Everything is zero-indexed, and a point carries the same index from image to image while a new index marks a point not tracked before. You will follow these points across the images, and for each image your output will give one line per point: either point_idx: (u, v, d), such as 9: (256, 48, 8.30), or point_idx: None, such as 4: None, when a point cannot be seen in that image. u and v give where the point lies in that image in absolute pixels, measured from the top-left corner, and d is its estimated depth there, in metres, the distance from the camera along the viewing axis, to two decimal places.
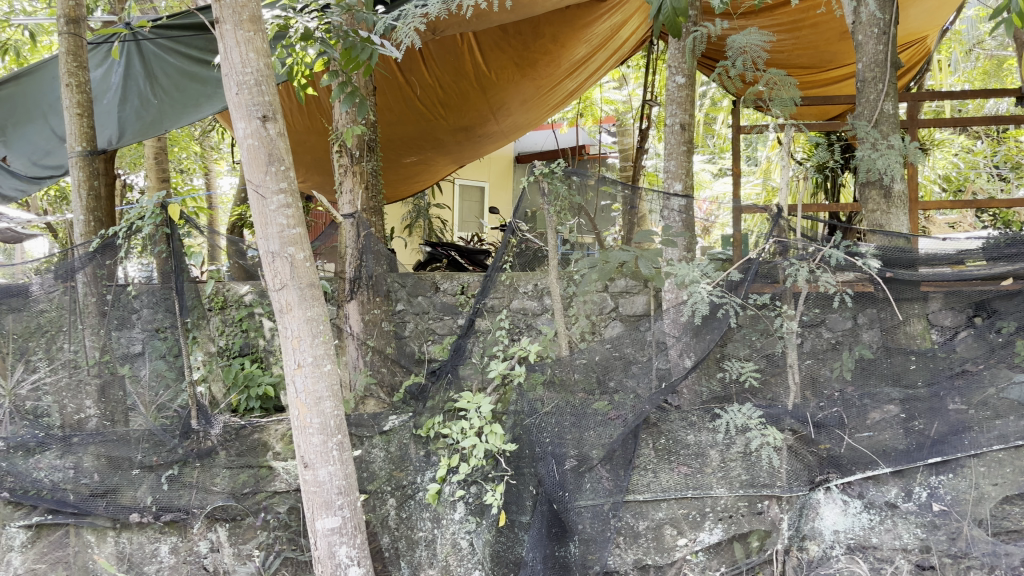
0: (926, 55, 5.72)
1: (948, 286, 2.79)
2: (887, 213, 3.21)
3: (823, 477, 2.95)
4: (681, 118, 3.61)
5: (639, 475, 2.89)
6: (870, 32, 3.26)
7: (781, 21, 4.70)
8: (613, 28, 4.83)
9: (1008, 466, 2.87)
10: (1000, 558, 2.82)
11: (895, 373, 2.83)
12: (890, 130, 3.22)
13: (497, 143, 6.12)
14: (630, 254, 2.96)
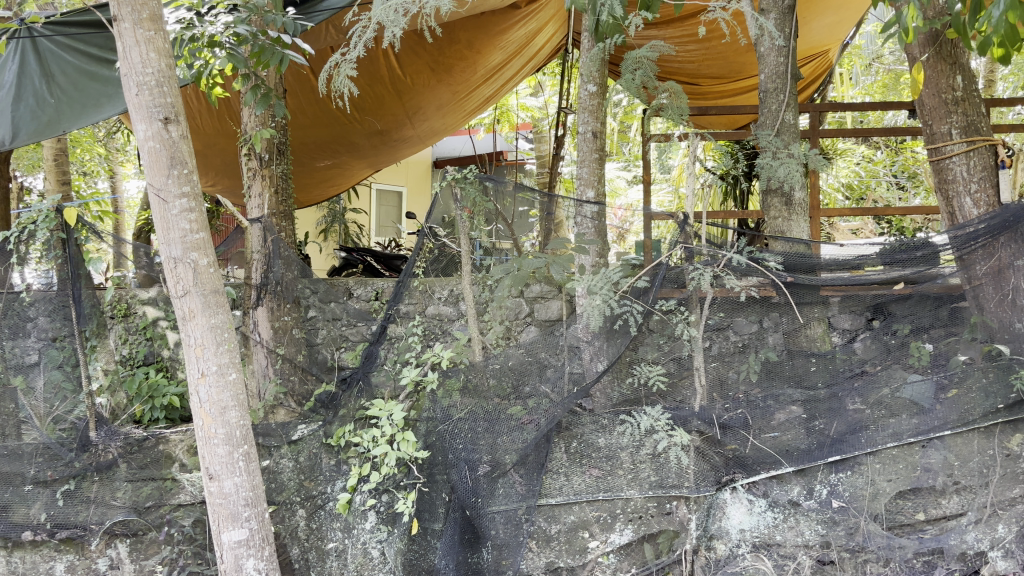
0: (828, 67, 5.93)
1: (846, 290, 2.90)
2: (788, 220, 3.31)
3: (729, 477, 2.99)
4: (593, 126, 3.66)
5: (551, 478, 2.93)
6: (772, 44, 3.38)
7: (689, 33, 4.85)
8: (528, 36, 4.89)
9: (902, 462, 2.98)
10: (894, 551, 2.91)
11: (797, 375, 2.92)
12: (791, 140, 3.32)
13: (414, 148, 6.08)
14: (543, 261, 3.06)
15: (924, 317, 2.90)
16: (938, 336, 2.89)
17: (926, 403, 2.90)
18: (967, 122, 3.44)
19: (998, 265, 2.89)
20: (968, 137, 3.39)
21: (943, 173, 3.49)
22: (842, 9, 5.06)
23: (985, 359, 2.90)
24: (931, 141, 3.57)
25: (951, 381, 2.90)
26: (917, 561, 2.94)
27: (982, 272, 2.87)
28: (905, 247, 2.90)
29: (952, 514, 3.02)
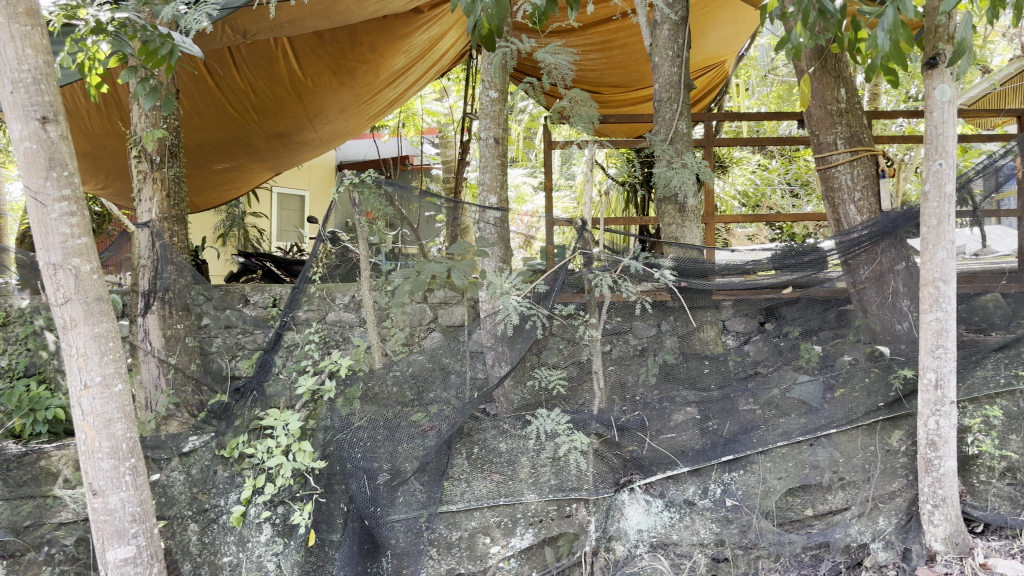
0: (724, 78, 6.11)
1: (737, 294, 3.00)
2: (682, 226, 3.38)
3: (627, 478, 3.05)
4: (495, 132, 3.67)
5: (452, 485, 2.93)
6: (666, 54, 3.45)
7: (593, 41, 4.90)
8: (432, 40, 4.87)
9: (791, 461, 3.10)
10: (783, 547, 3.01)
11: (691, 377, 2.99)
12: (684, 148, 3.40)
13: (315, 151, 5.98)
14: (444, 266, 2.98)
15: (813, 319, 3.03)
16: (826, 337, 3.01)
17: (815, 402, 3.01)
18: (851, 132, 3.60)
19: (880, 268, 3.02)
20: (852, 147, 3.55)
21: (830, 182, 3.65)
22: (737, 21, 5.23)
23: (868, 359, 3.03)
24: (818, 150, 3.71)
25: (837, 381, 3.00)
26: (806, 555, 3.05)
27: (866, 276, 3.00)
28: (794, 252, 2.98)
29: (838, 509, 3.16)
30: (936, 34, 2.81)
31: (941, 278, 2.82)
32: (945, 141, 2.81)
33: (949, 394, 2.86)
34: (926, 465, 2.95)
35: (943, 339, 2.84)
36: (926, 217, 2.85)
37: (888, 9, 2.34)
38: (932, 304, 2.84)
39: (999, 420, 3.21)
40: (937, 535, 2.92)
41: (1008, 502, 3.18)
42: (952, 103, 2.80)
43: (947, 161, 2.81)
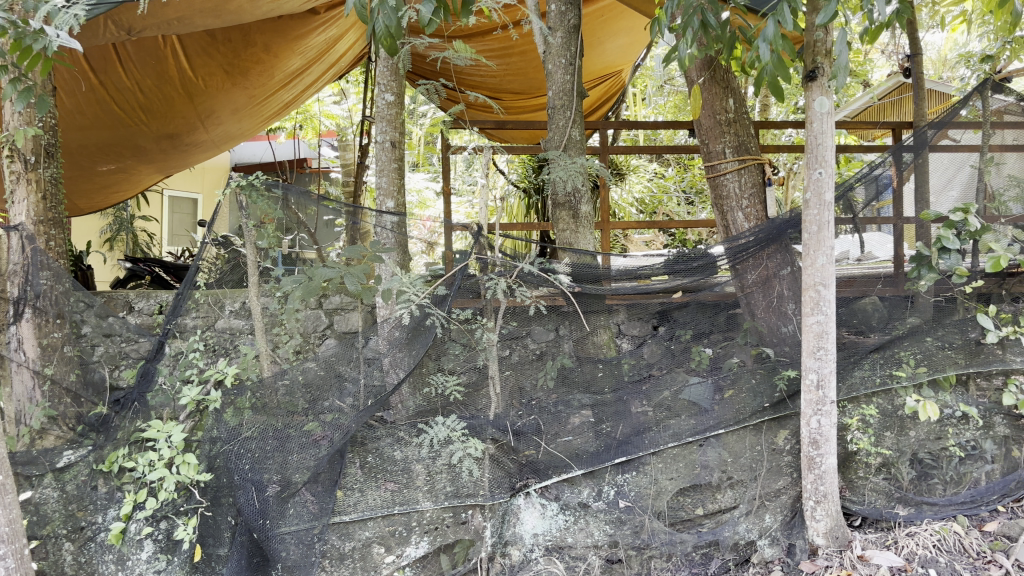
0: (620, 87, 6.23)
1: (629, 299, 3.04)
2: (575, 232, 3.42)
3: (522, 483, 3.06)
4: (391, 135, 3.63)
5: (344, 495, 2.85)
6: (559, 62, 3.48)
7: (493, 47, 4.91)
8: (329, 42, 4.79)
9: (681, 461, 3.15)
10: (676, 546, 3.06)
11: (585, 381, 3.03)
12: (577, 155, 3.44)
13: (207, 153, 5.80)
14: (336, 272, 2.89)
15: (704, 322, 3.10)
16: (716, 340, 3.09)
17: (705, 403, 3.10)
18: (738, 142, 3.72)
19: (766, 273, 3.12)
20: (739, 156, 3.67)
21: (718, 190, 3.76)
22: (632, 32, 5.33)
23: (755, 361, 3.13)
24: (707, 158, 3.81)
25: (726, 382, 3.10)
26: (696, 553, 3.09)
27: (753, 280, 3.10)
28: (685, 258, 3.07)
29: (726, 508, 3.21)
30: (814, 49, 2.92)
31: (822, 282, 2.94)
32: (824, 151, 2.93)
33: (829, 394, 2.99)
34: (809, 463, 3.07)
35: (824, 341, 2.97)
36: (807, 223, 2.96)
37: (769, 22, 2.43)
38: (813, 307, 2.97)
39: (875, 419, 3.34)
40: (818, 530, 3.06)
41: (883, 496, 3.31)
42: (830, 114, 2.92)
43: (826, 170, 2.93)
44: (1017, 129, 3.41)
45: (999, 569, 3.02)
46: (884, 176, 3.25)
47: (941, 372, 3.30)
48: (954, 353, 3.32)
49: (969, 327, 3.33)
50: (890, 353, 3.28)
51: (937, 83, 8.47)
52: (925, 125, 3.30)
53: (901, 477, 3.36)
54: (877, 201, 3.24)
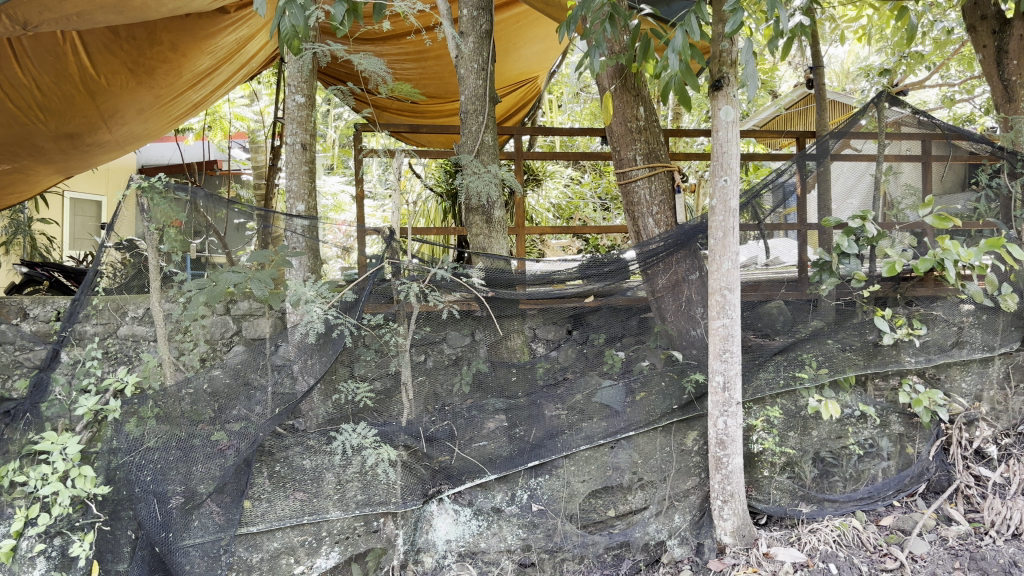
0: (536, 93, 6.27)
1: (543, 304, 3.05)
2: (489, 237, 3.43)
3: (435, 489, 3.04)
4: (302, 138, 3.57)
5: (252, 505, 2.80)
6: (472, 67, 3.47)
7: (408, 50, 4.89)
8: (239, 42, 4.69)
9: (593, 463, 3.20)
10: (588, 548, 3.11)
11: (500, 385, 3.02)
12: (490, 160, 3.44)
13: (111, 153, 5.57)
14: (241, 276, 2.92)
15: (616, 326, 3.13)
16: (628, 344, 3.13)
17: (616, 406, 3.14)
18: (649, 149, 3.79)
19: (676, 277, 3.20)
20: (650, 163, 3.75)
21: (630, 196, 3.82)
22: (547, 38, 5.37)
23: (665, 364, 3.18)
24: (619, 165, 3.87)
25: (637, 384, 3.15)
26: (608, 554, 3.13)
27: (663, 284, 3.17)
28: (598, 263, 3.10)
29: (638, 508, 3.29)
30: (721, 59, 2.98)
31: (728, 287, 3.01)
32: (729, 159, 2.99)
33: (735, 395, 3.08)
34: (717, 464, 3.14)
35: (729, 344, 3.04)
36: (713, 230, 3.03)
37: (677, 34, 2.45)
38: (719, 311, 3.04)
39: (779, 420, 3.46)
40: (725, 528, 3.14)
41: (788, 494, 3.42)
42: (735, 123, 3.00)
43: (731, 178, 3.01)
44: (910, 140, 3.60)
45: (894, 561, 3.14)
46: (789, 183, 3.35)
47: (841, 374, 3.42)
48: (853, 354, 3.44)
49: (867, 329, 3.45)
50: (793, 355, 3.38)
51: (840, 94, 8.82)
52: (826, 135, 3.41)
53: (804, 475, 3.48)
54: (783, 208, 3.35)
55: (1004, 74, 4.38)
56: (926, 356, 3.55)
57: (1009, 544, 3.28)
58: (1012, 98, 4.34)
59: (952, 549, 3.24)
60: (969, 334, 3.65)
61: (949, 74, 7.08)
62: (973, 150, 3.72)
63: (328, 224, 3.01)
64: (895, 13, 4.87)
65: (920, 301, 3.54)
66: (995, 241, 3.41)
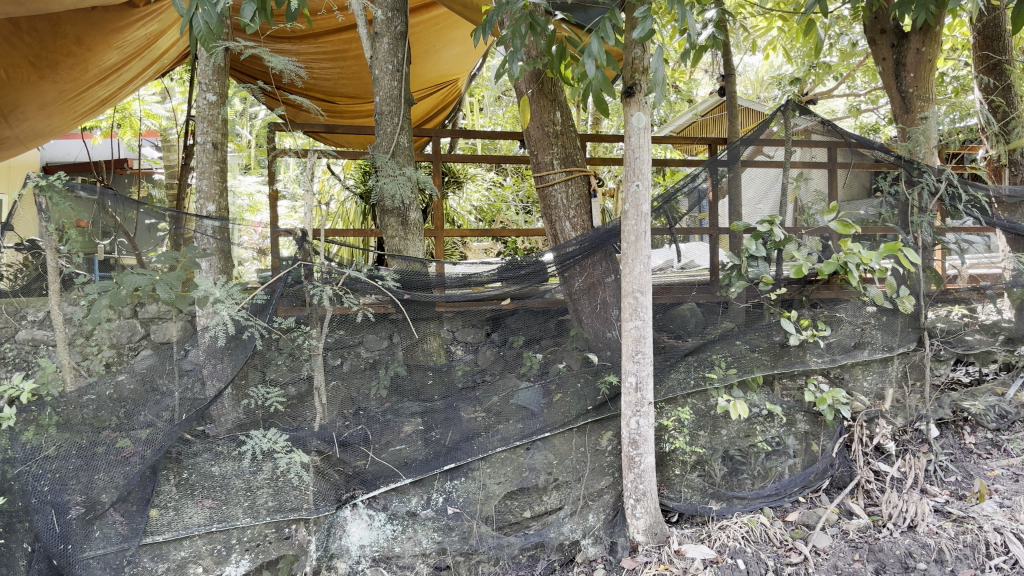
0: (457, 94, 6.25)
1: (459, 307, 3.04)
2: (405, 239, 3.40)
3: (349, 494, 3.00)
4: (213, 137, 3.48)
5: (158, 514, 2.71)
6: (386, 68, 3.45)
7: (326, 49, 4.82)
8: (149, 37, 4.56)
9: (508, 466, 3.24)
10: (502, 549, 3.13)
11: (415, 389, 3.00)
12: (406, 162, 3.41)
13: (11, 150, 5.31)
14: (146, 278, 2.79)
15: (535, 328, 3.16)
16: (546, 346, 3.16)
17: (534, 407, 3.16)
18: (565, 154, 3.84)
19: (591, 279, 3.25)
20: (567, 168, 3.79)
21: (548, 200, 3.85)
22: (466, 41, 5.35)
23: (580, 365, 3.24)
24: (535, 169, 3.90)
25: (554, 386, 3.18)
26: (523, 555, 3.17)
27: (580, 286, 3.21)
28: (515, 265, 3.09)
29: (552, 509, 3.36)
30: (632, 66, 3.05)
31: (640, 289, 3.08)
32: (641, 164, 3.05)
33: (647, 395, 3.14)
34: (629, 463, 3.19)
35: (641, 345, 3.11)
36: (626, 233, 3.09)
37: (593, 39, 2.49)
38: (632, 313, 3.10)
39: (689, 419, 3.55)
40: (638, 527, 3.19)
41: (698, 492, 3.49)
42: (646, 130, 3.06)
43: (642, 183, 3.06)
44: (817, 148, 3.73)
45: (798, 555, 3.25)
46: (702, 188, 3.43)
47: (749, 373, 3.54)
48: (761, 354, 3.56)
49: (774, 331, 3.57)
50: (703, 356, 3.47)
51: (753, 101, 9.06)
52: (738, 142, 3.51)
53: (714, 473, 3.58)
54: (696, 211, 3.43)
55: (902, 86, 4.57)
56: (831, 356, 3.68)
57: (905, 535, 3.38)
58: (909, 109, 4.54)
59: (852, 542, 3.36)
60: (871, 335, 3.78)
61: (854, 84, 7.36)
62: (876, 158, 3.87)
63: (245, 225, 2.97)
64: (801, 25, 5.04)
65: (823, 303, 3.68)
66: (893, 245, 3.52)
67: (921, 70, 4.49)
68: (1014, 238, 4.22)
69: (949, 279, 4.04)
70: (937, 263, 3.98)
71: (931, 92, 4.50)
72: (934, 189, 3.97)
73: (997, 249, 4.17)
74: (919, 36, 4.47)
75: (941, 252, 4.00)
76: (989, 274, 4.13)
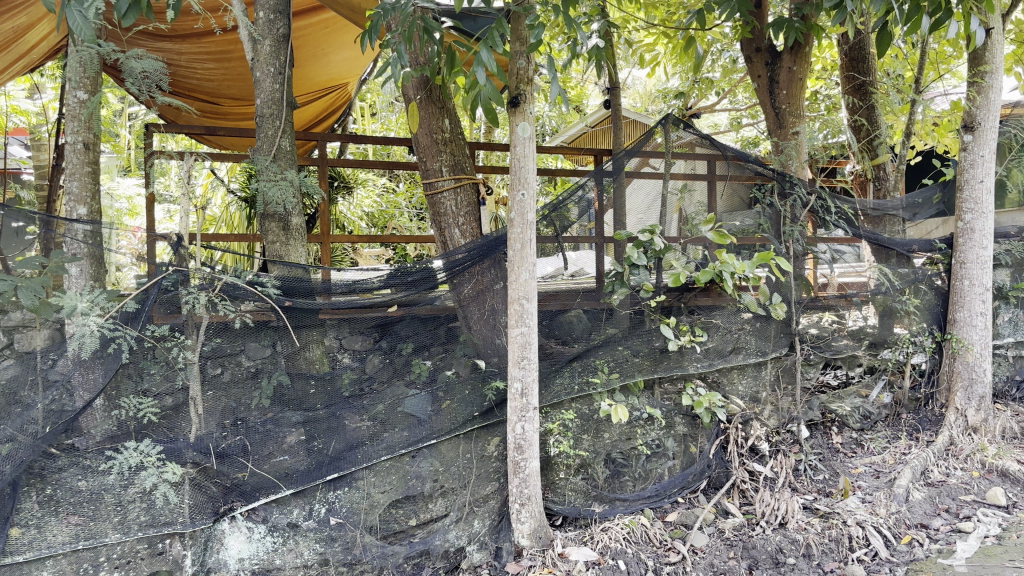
0: (348, 98, 6.18)
1: (342, 314, 2.99)
2: (286, 245, 3.35)
3: (227, 507, 2.92)
4: (84, 137, 3.33)
5: (17, 533, 2.57)
6: (268, 70, 3.38)
7: (210, 50, 4.65)
8: (15, 31, 4.32)
9: (393, 474, 3.23)
10: (386, 558, 3.10)
11: (298, 398, 2.94)
12: (287, 165, 3.35)
13: None
14: (8, 284, 2.51)
15: (424, 335, 3.15)
16: (435, 353, 3.17)
17: (421, 414, 3.17)
18: (454, 161, 3.85)
19: (480, 286, 3.29)
20: (456, 175, 3.81)
21: (435, 207, 3.85)
22: (357, 46, 5.29)
23: (468, 372, 3.28)
24: (424, 176, 3.89)
25: (442, 393, 3.19)
26: (407, 564, 3.13)
27: (469, 292, 3.25)
28: (402, 271, 3.09)
29: (438, 517, 3.33)
30: (518, 77, 3.08)
31: (525, 296, 3.12)
32: (526, 174, 3.09)
33: (532, 400, 3.19)
34: (514, 468, 3.23)
35: (527, 351, 3.15)
36: (512, 241, 3.12)
37: (481, 48, 2.53)
38: (517, 319, 3.14)
39: (573, 423, 3.60)
40: (523, 531, 3.25)
41: (582, 494, 3.56)
42: (532, 140, 3.09)
43: (528, 192, 3.10)
44: (698, 160, 3.91)
45: (677, 555, 3.34)
46: (589, 198, 3.54)
47: (630, 378, 3.63)
48: (641, 360, 3.66)
49: (654, 337, 3.68)
50: (586, 362, 3.53)
51: (640, 114, 9.34)
52: (623, 154, 3.61)
53: (596, 476, 3.65)
54: (584, 219, 3.53)
55: (776, 103, 4.80)
56: (708, 360, 3.83)
57: (776, 532, 3.52)
58: (782, 125, 4.76)
59: (727, 540, 3.49)
60: (745, 340, 3.96)
61: (735, 99, 7.68)
62: (753, 171, 4.04)
63: (122, 229, 2.79)
64: (682, 43, 5.24)
65: (701, 310, 3.81)
66: (765, 255, 3.68)
67: (793, 88, 4.73)
68: (878, 248, 4.48)
69: (819, 288, 4.24)
70: (809, 272, 4.19)
71: (802, 109, 4.74)
72: (804, 201, 4.19)
73: (863, 259, 4.41)
74: (791, 55, 4.72)
75: (813, 261, 4.21)
76: (855, 282, 4.37)
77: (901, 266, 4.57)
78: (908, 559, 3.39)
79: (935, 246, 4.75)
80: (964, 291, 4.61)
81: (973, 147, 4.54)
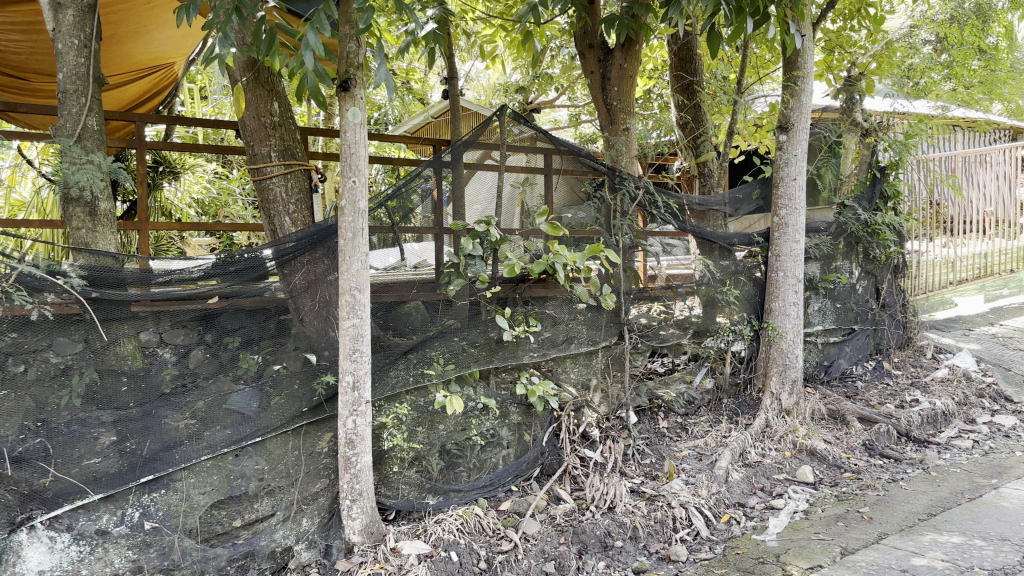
0: (173, 79, 5.83)
1: (157, 307, 2.83)
2: (92, 231, 3.12)
3: (25, 516, 2.67)
4: None
5: None
6: (72, 42, 3.13)
7: (16, 21, 4.23)
8: None
9: (215, 474, 3.04)
10: (208, 562, 2.98)
11: (107, 396, 2.74)
12: (94, 147, 3.14)
13: None
14: None
15: (252, 328, 3.02)
16: (264, 347, 3.04)
17: (247, 412, 3.05)
18: (284, 146, 3.71)
19: (312, 276, 3.20)
20: (286, 161, 3.67)
21: (265, 194, 3.69)
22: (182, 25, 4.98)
23: (297, 366, 3.16)
24: (251, 161, 3.72)
25: (269, 388, 3.08)
26: (230, 566, 3.02)
27: (299, 282, 3.16)
28: (227, 261, 2.95)
29: (264, 516, 3.21)
30: (348, 61, 2.99)
31: (357, 287, 3.04)
32: (357, 160, 3.01)
33: (364, 394, 3.12)
34: (345, 463, 3.15)
35: (359, 344, 3.08)
36: (342, 230, 3.03)
37: (310, 30, 2.43)
38: (349, 311, 3.05)
39: (407, 416, 3.54)
40: (354, 527, 3.18)
41: (416, 488, 3.55)
42: (362, 126, 3.02)
43: (359, 179, 3.02)
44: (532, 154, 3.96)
45: (509, 543, 3.37)
46: (427, 187, 3.49)
47: (465, 369, 3.62)
48: (476, 351, 3.66)
49: (490, 327, 3.69)
50: (421, 353, 3.48)
51: (482, 105, 9.38)
52: (460, 145, 3.60)
53: (431, 468, 3.64)
54: (422, 209, 3.48)
55: (608, 99, 4.92)
56: (543, 350, 3.90)
57: (605, 516, 3.62)
58: (614, 120, 4.89)
59: (558, 526, 3.54)
60: (577, 330, 4.05)
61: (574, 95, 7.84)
62: (586, 165, 4.13)
63: None
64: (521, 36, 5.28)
65: (535, 301, 3.87)
66: (594, 247, 3.78)
67: (624, 85, 4.88)
68: (703, 241, 4.68)
69: (649, 279, 4.41)
70: (638, 265, 4.36)
71: (632, 106, 4.91)
72: (633, 195, 4.32)
73: (690, 253, 4.60)
74: (622, 52, 4.85)
75: (642, 254, 4.37)
76: (681, 274, 4.55)
77: (722, 258, 4.82)
78: (726, 537, 3.58)
79: (754, 239, 5.03)
80: (779, 282, 4.91)
81: (788, 147, 4.83)
